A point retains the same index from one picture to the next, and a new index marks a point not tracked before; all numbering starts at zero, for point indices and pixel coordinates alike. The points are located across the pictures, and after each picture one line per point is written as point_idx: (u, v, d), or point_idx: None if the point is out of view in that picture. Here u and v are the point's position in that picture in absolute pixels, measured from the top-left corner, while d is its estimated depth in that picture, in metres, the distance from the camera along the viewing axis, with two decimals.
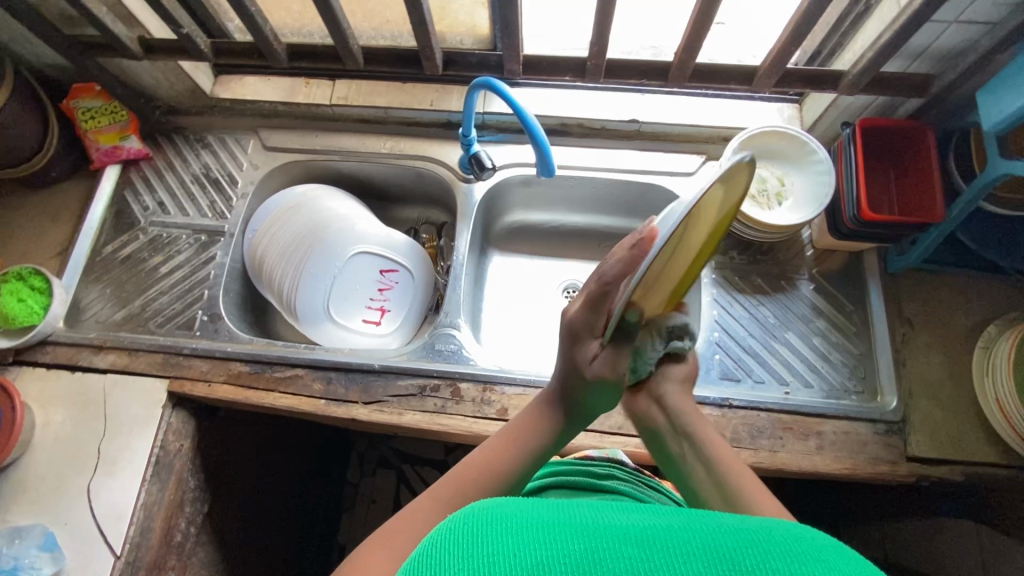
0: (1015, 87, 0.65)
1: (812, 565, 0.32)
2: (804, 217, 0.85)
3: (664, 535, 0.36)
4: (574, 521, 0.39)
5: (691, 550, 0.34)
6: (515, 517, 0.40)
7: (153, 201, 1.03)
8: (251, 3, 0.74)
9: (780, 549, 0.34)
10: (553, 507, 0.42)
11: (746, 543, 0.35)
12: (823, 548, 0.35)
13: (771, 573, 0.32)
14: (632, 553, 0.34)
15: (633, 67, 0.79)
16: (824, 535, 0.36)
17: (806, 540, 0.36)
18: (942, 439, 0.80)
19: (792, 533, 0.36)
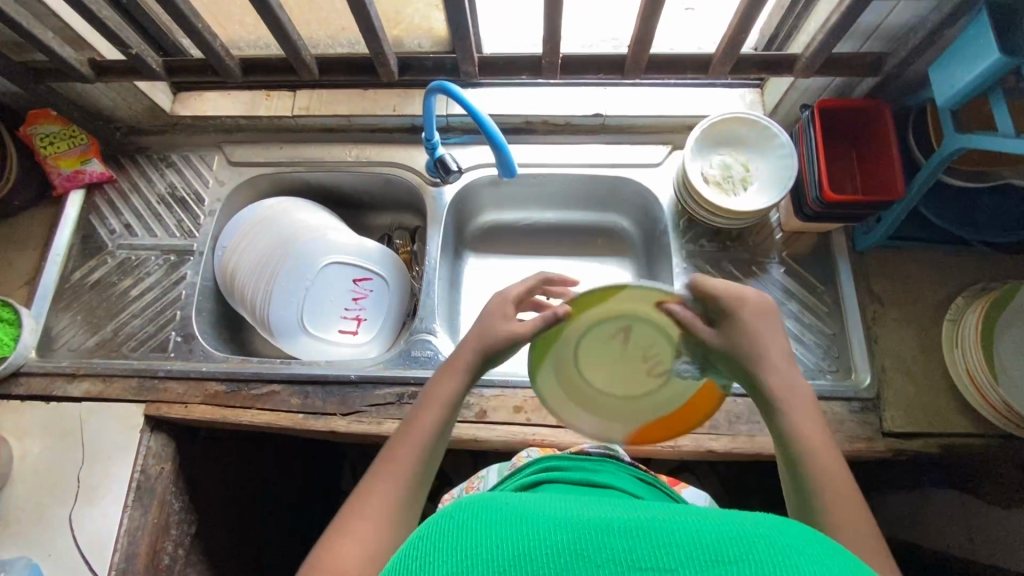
0: (964, 61, 0.65)
1: (794, 560, 0.33)
2: (770, 200, 0.84)
3: (650, 524, 0.36)
4: (559, 512, 0.39)
5: (675, 540, 0.35)
6: (501, 505, 0.40)
7: (120, 224, 1.01)
8: (198, 20, 0.73)
9: (764, 540, 0.35)
10: (539, 499, 0.43)
11: (730, 532, 0.35)
12: (806, 542, 0.35)
13: (753, 563, 0.33)
14: (617, 545, 0.35)
15: (588, 62, 0.79)
16: (809, 530, 0.37)
17: (789, 532, 0.36)
18: (916, 413, 0.80)
19: (775, 523, 0.37)
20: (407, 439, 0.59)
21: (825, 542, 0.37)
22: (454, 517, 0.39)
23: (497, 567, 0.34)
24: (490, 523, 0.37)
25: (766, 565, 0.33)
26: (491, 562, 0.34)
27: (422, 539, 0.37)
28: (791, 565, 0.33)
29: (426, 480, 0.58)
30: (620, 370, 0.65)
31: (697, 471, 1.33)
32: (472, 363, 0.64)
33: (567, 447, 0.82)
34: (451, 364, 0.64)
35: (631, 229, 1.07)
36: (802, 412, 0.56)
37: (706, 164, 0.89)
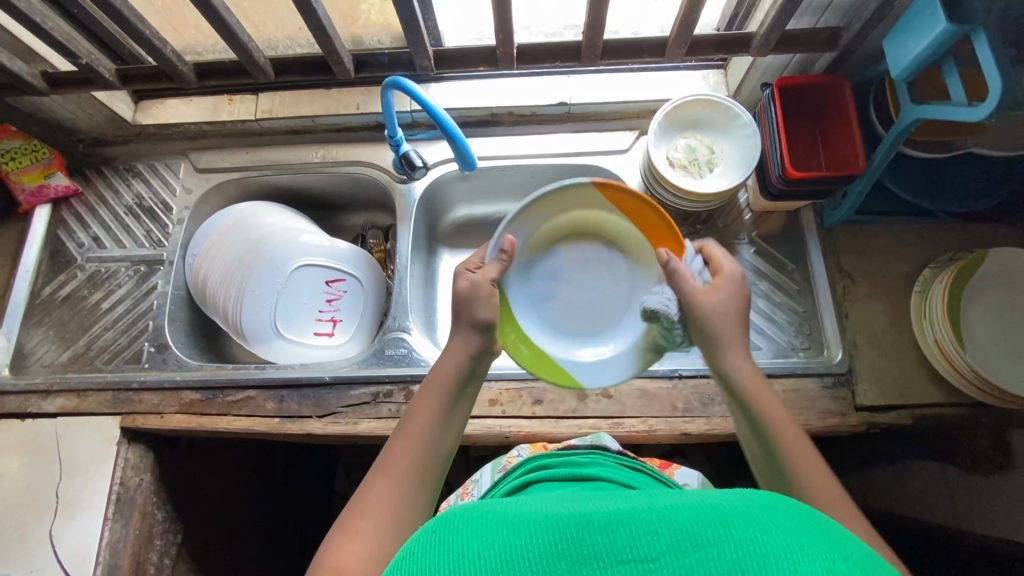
0: (916, 31, 0.65)
1: (772, 535, 0.33)
2: (734, 181, 0.84)
3: (631, 514, 0.36)
4: (540, 514, 0.39)
5: (656, 528, 0.35)
6: (483, 515, 0.40)
7: (88, 237, 1.01)
8: (145, 26, 0.73)
9: (743, 519, 0.35)
10: (522, 503, 0.42)
11: (709, 513, 0.35)
12: (784, 514, 0.36)
13: (734, 544, 0.33)
14: (599, 538, 0.35)
15: (544, 51, 0.78)
16: (790, 503, 0.37)
17: (767, 506, 0.37)
18: (888, 385, 0.81)
19: (754, 501, 0.37)
20: (409, 432, 0.60)
21: (808, 514, 0.37)
22: (435, 535, 0.38)
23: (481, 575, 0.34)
24: (470, 536, 0.37)
25: (746, 545, 0.33)
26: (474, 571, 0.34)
27: (406, 559, 0.37)
28: (771, 541, 0.33)
29: (432, 470, 0.59)
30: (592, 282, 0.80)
31: (686, 454, 1.34)
32: (472, 345, 0.65)
33: (544, 437, 0.82)
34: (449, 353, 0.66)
35: None
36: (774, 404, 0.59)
37: (671, 148, 0.89)
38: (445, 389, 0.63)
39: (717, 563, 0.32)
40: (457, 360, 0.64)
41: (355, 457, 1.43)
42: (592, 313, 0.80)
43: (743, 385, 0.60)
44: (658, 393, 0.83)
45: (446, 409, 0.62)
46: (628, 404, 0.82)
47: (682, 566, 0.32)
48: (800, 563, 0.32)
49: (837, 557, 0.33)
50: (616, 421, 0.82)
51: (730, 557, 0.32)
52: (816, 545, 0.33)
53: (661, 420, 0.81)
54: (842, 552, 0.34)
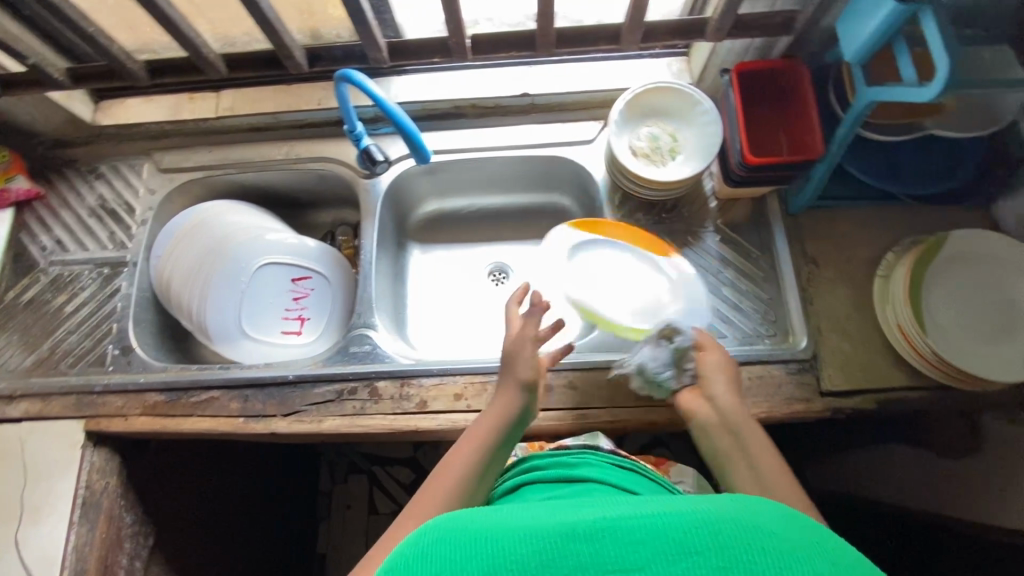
0: (867, 12, 0.65)
1: (758, 541, 0.34)
2: (695, 168, 0.83)
3: (619, 519, 0.37)
4: (528, 518, 0.39)
5: (641, 537, 0.35)
6: (472, 519, 0.39)
7: (51, 240, 1.00)
8: (89, 24, 0.72)
9: (727, 525, 0.35)
10: (511, 506, 0.42)
11: (695, 519, 0.36)
12: (769, 516, 0.37)
13: (720, 553, 0.34)
14: (589, 545, 0.35)
15: (499, 41, 0.77)
16: (773, 506, 0.38)
17: (750, 508, 0.37)
18: (852, 370, 0.81)
19: (737, 504, 0.38)
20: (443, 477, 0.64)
21: (790, 514, 0.38)
22: (425, 540, 0.38)
23: None
24: (461, 540, 0.37)
25: (732, 553, 0.34)
26: None
27: (398, 563, 0.37)
28: (755, 548, 0.34)
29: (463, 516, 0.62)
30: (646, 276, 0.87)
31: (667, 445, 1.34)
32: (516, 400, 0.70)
33: None
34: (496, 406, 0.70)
35: (573, 207, 1.06)
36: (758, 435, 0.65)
37: (634, 137, 0.88)
38: (482, 443, 0.67)
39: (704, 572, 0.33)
40: (501, 413, 0.69)
41: (338, 455, 1.43)
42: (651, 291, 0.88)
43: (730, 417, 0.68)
44: (623, 383, 0.82)
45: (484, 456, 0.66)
46: (593, 395, 0.82)
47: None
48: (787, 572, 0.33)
49: (820, 560, 0.34)
50: (581, 412, 0.81)
51: (718, 565, 0.33)
52: (800, 551, 0.34)
53: (626, 409, 0.81)
54: (824, 555, 0.35)
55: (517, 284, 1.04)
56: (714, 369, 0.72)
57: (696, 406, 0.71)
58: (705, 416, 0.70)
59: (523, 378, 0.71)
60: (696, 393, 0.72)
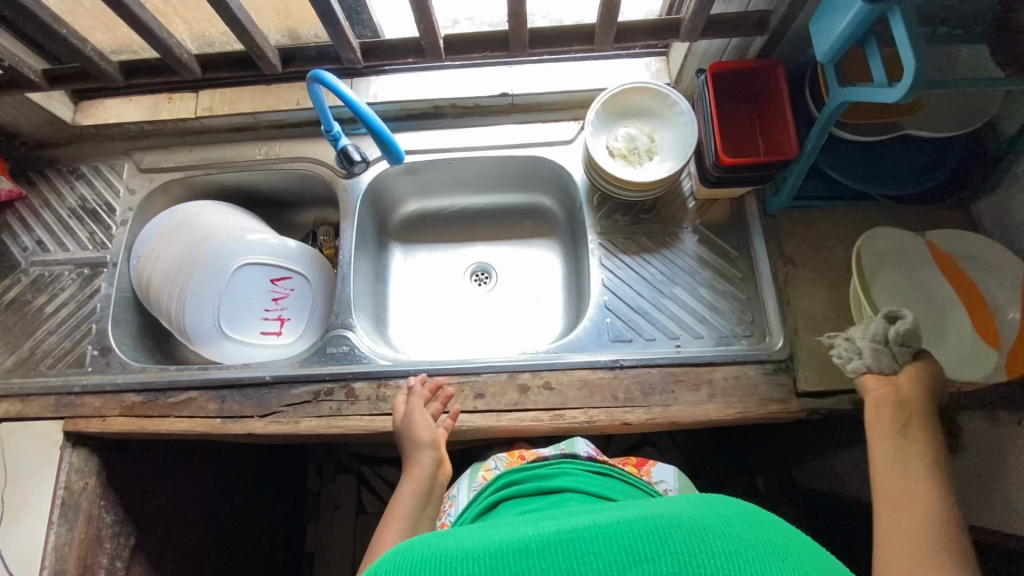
0: (837, 13, 0.64)
1: (709, 544, 0.35)
2: (671, 168, 0.83)
3: (575, 532, 0.37)
4: (486, 539, 0.39)
5: (593, 548, 0.35)
6: (430, 541, 0.39)
7: (32, 240, 1.00)
8: (60, 26, 0.71)
9: (676, 529, 0.36)
10: (471, 528, 0.42)
11: (647, 525, 0.36)
12: (722, 518, 0.37)
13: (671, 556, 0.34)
14: (544, 561, 0.35)
15: (473, 41, 0.77)
16: (724, 507, 0.39)
17: (703, 513, 0.38)
18: (829, 371, 0.80)
19: (688, 507, 0.39)
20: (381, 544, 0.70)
21: (739, 512, 0.39)
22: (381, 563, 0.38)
23: None
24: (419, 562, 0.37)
25: (682, 556, 0.34)
26: None
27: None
28: (704, 550, 0.34)
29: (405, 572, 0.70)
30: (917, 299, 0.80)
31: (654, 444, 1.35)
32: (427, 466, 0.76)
33: (486, 430, 0.82)
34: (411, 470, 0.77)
35: (554, 207, 1.06)
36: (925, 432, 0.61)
37: (611, 137, 0.88)
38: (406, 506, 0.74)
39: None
40: (415, 474, 0.76)
41: (325, 455, 1.43)
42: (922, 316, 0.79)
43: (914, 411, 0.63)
44: (599, 383, 0.82)
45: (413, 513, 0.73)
46: (569, 396, 0.82)
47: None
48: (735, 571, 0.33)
49: (773, 561, 0.34)
50: (557, 413, 0.81)
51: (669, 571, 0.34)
52: (750, 550, 0.35)
53: (602, 410, 0.81)
54: (777, 553, 0.35)
55: (497, 284, 1.04)
56: (926, 374, 0.65)
57: (882, 390, 0.65)
58: (886, 399, 0.64)
59: (425, 441, 0.77)
60: (881, 381, 0.66)
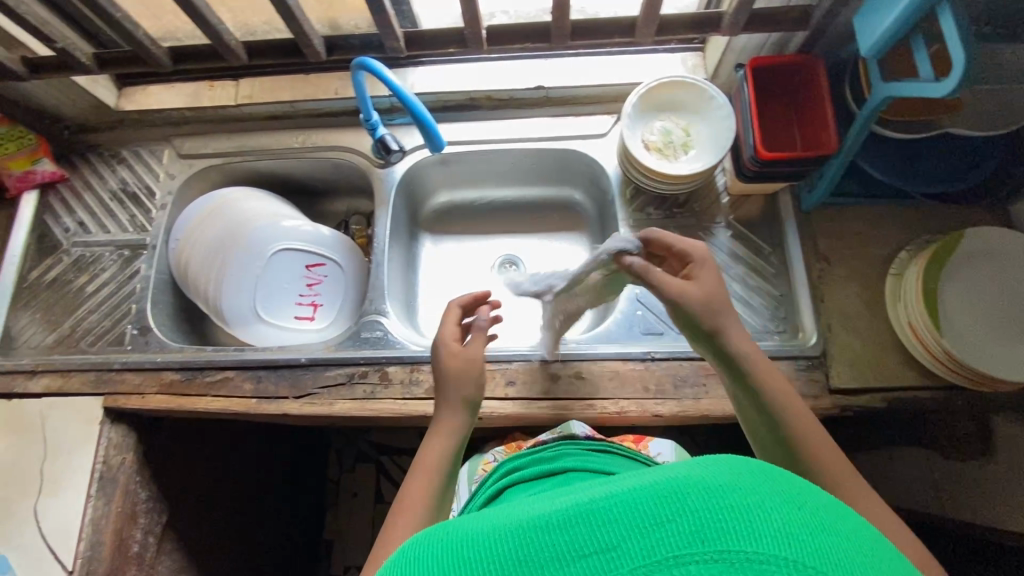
0: (883, 7, 0.64)
1: (729, 499, 0.30)
2: (707, 163, 0.84)
3: (583, 504, 0.32)
4: (494, 525, 0.35)
5: (612, 515, 0.30)
6: (440, 544, 0.35)
7: (74, 221, 1.02)
8: (115, 8, 0.73)
9: (699, 485, 0.31)
10: (490, 510, 0.39)
11: (658, 485, 0.31)
12: (743, 473, 0.33)
13: (694, 514, 0.30)
14: (554, 537, 0.31)
15: (514, 32, 0.78)
16: (754, 464, 0.34)
17: (715, 466, 0.33)
18: (861, 368, 0.81)
19: (714, 463, 0.34)
20: (413, 498, 0.64)
21: (767, 468, 0.34)
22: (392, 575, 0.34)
23: None
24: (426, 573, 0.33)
25: (705, 514, 0.29)
26: None
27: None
28: (727, 505, 0.30)
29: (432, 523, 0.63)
30: (991, 306, 0.77)
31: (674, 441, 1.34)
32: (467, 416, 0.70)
33: (516, 417, 0.83)
34: (443, 427, 0.69)
35: (584, 201, 1.07)
36: (775, 380, 0.62)
37: (647, 131, 0.88)
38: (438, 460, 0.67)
39: (679, 540, 0.29)
40: (451, 434, 0.68)
41: (345, 444, 1.44)
42: (989, 320, 0.76)
43: (740, 356, 0.63)
44: (630, 374, 0.83)
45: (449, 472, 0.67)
46: (601, 386, 0.82)
47: (646, 549, 0.29)
48: (759, 531, 0.29)
49: (788, 509, 0.31)
50: (588, 403, 0.82)
51: (690, 529, 0.29)
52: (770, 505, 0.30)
53: (632, 401, 0.81)
54: (791, 501, 0.31)
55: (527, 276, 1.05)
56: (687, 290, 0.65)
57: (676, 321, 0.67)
58: (685, 318, 0.65)
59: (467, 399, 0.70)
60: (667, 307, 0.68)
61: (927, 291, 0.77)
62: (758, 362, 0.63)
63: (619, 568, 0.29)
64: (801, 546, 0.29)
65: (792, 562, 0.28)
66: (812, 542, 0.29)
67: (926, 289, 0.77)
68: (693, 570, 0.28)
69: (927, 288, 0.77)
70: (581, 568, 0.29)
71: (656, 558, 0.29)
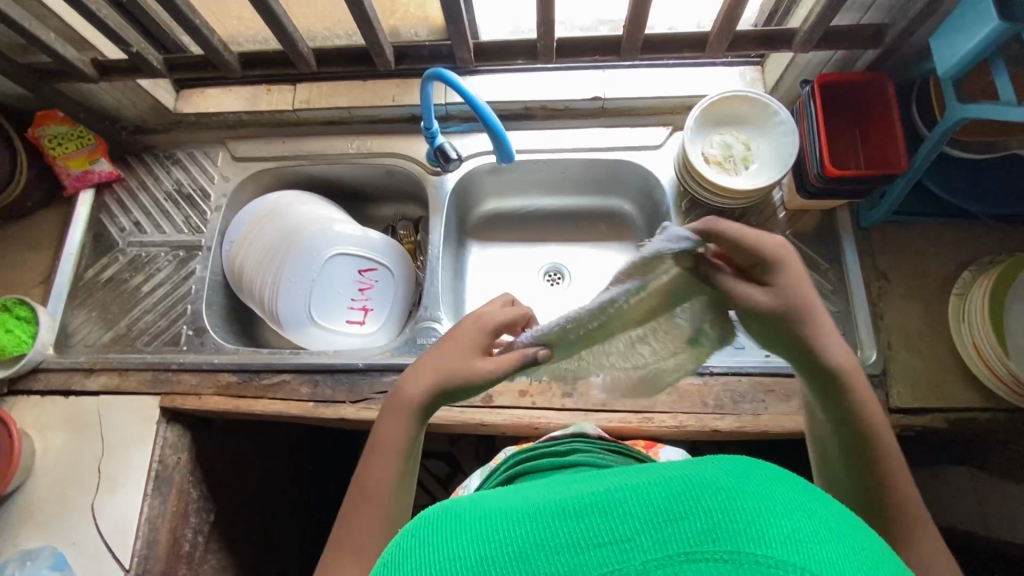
0: (965, 29, 0.64)
1: (737, 501, 0.32)
2: (769, 178, 0.84)
3: (599, 494, 0.34)
4: (512, 506, 0.36)
5: (629, 507, 0.32)
6: (459, 515, 0.37)
7: (129, 221, 1.03)
8: (195, 15, 0.74)
9: (711, 488, 0.32)
10: (498, 493, 0.40)
11: (677, 484, 0.33)
12: (750, 478, 0.34)
13: (706, 514, 0.31)
14: (568, 524, 0.32)
15: (584, 45, 0.78)
16: (758, 469, 0.36)
17: (728, 471, 0.35)
18: (923, 388, 0.80)
19: (726, 468, 0.35)
20: (366, 500, 0.59)
21: (776, 475, 0.36)
22: (410, 547, 0.36)
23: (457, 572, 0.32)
24: (441, 546, 0.34)
25: (717, 514, 0.31)
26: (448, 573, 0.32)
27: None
28: (739, 508, 0.31)
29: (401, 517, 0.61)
30: None
31: None
32: (434, 394, 0.60)
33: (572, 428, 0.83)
34: (398, 409, 0.61)
35: (633, 212, 1.07)
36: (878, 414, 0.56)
37: (707, 144, 0.89)
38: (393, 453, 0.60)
39: (690, 538, 0.30)
40: (409, 416, 0.61)
41: None
42: None
43: (851, 382, 0.55)
44: (688, 388, 0.83)
45: (401, 464, 0.60)
46: (658, 399, 0.83)
47: (659, 541, 0.30)
48: (765, 532, 0.30)
49: (797, 517, 0.32)
50: (645, 415, 0.82)
51: (703, 528, 0.30)
52: (779, 508, 0.32)
53: (691, 415, 0.81)
54: (797, 508, 0.33)
55: (574, 284, 1.06)
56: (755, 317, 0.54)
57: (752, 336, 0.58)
58: (775, 324, 0.54)
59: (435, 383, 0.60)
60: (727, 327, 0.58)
61: (992, 314, 0.76)
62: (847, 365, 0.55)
63: (633, 559, 0.29)
64: (807, 552, 0.30)
65: (800, 568, 0.29)
66: (821, 549, 0.30)
67: (992, 312, 0.76)
68: (701, 567, 0.29)
69: (994, 311, 0.76)
70: (596, 556, 0.30)
71: (667, 553, 0.29)
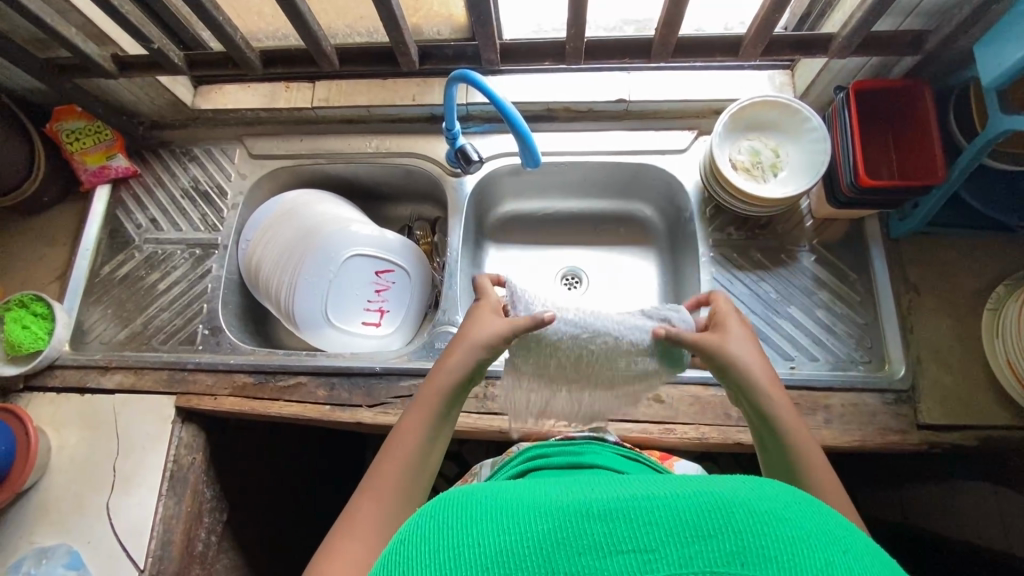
0: (1014, 37, 0.61)
1: (772, 525, 0.31)
2: (799, 187, 0.82)
3: (626, 501, 0.33)
4: (532, 499, 0.35)
5: (656, 517, 0.31)
6: (478, 501, 0.36)
7: (145, 218, 1.02)
8: (218, 12, 0.73)
9: (744, 508, 0.31)
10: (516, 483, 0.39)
11: (707, 501, 0.32)
12: (785, 503, 0.33)
13: (735, 534, 0.30)
14: (591, 525, 0.31)
15: (612, 48, 0.76)
16: (792, 494, 0.34)
17: (762, 493, 0.34)
18: (953, 405, 0.78)
19: (753, 487, 0.34)
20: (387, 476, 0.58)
21: (810, 503, 0.34)
22: (423, 527, 0.34)
23: (474, 563, 0.31)
24: (457, 530, 0.33)
25: (747, 536, 0.30)
26: (467, 562, 0.31)
27: (396, 562, 0.33)
28: (771, 533, 0.30)
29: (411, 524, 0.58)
30: None
31: None
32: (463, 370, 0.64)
33: None
34: (420, 406, 0.62)
35: (654, 217, 1.05)
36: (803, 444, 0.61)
37: (735, 150, 0.87)
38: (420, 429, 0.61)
39: (716, 557, 0.29)
40: (427, 416, 0.62)
41: None
42: None
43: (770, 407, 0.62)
44: (710, 400, 0.81)
45: (426, 446, 0.61)
46: (680, 411, 0.81)
47: (683, 557, 0.29)
48: (798, 560, 0.29)
49: (835, 548, 0.31)
50: (667, 426, 0.80)
51: (730, 549, 0.29)
52: (814, 536, 0.31)
53: (714, 427, 0.80)
54: (837, 543, 0.31)
55: (592, 288, 1.04)
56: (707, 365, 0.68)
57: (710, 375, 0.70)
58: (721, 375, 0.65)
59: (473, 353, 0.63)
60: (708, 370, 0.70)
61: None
62: (773, 395, 0.62)
63: (657, 570, 0.29)
64: None
65: None
66: None
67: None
68: None
69: None
70: (618, 562, 0.29)
71: (692, 569, 0.29)
